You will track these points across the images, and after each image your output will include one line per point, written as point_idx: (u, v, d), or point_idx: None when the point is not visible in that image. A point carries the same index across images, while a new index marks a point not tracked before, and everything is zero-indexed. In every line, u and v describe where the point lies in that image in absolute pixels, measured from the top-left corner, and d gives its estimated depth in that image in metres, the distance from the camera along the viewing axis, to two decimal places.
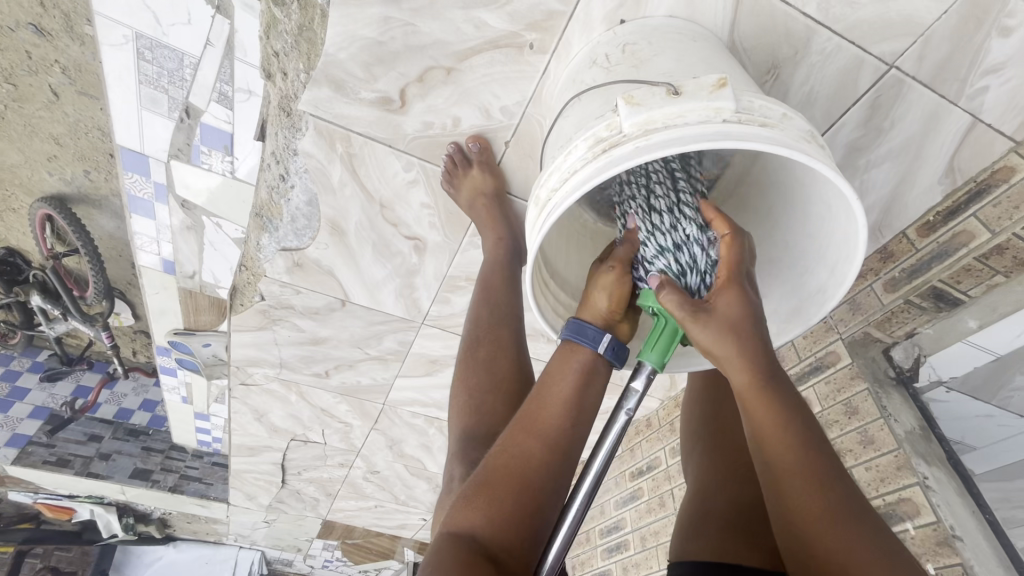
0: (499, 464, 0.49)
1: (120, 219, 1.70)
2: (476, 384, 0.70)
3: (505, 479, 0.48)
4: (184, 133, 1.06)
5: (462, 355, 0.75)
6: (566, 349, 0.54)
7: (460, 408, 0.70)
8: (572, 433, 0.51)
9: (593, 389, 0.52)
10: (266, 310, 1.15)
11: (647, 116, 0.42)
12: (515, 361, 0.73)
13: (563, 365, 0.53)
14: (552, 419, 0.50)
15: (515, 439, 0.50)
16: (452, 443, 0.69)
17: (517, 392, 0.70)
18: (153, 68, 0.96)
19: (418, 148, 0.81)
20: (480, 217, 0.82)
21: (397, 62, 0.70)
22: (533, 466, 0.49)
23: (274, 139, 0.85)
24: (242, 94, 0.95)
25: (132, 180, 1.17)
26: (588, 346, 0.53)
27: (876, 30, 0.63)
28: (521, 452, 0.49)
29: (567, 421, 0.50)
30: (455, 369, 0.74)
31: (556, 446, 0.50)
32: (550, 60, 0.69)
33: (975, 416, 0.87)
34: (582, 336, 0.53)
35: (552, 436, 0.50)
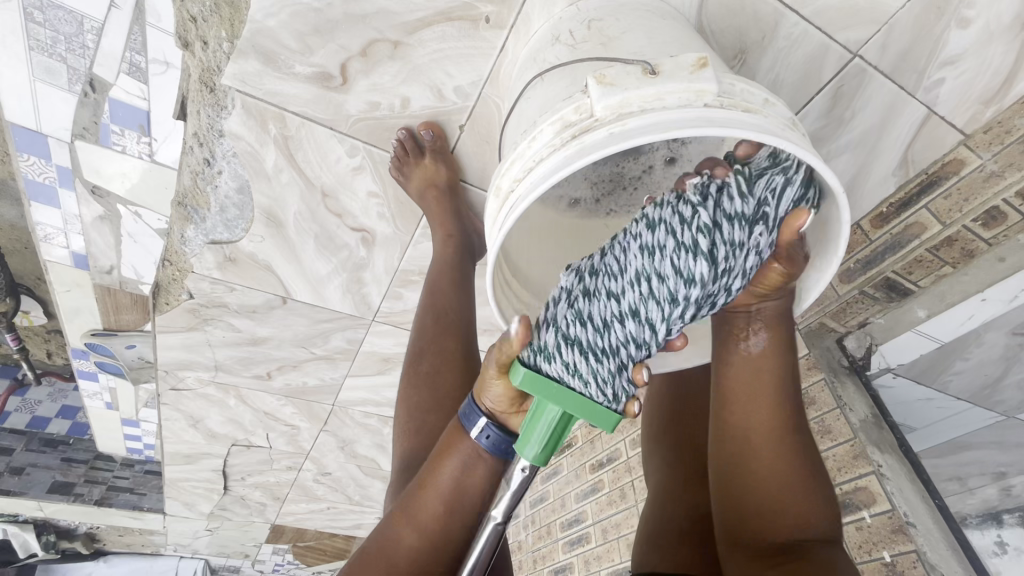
0: (375, 544, 0.50)
1: (20, 206, 1.49)
2: (417, 403, 0.66)
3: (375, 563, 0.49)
4: (89, 109, 0.92)
5: (406, 371, 0.70)
6: (456, 426, 0.50)
7: (404, 428, 0.66)
8: (442, 523, 0.48)
9: (478, 476, 0.49)
10: (196, 309, 1.04)
11: (622, 98, 0.37)
12: (461, 371, 0.68)
13: (447, 449, 0.50)
14: (426, 505, 0.49)
15: (393, 521, 0.50)
16: (394, 468, 0.65)
17: (463, 407, 0.65)
18: (46, 32, 0.82)
19: (362, 131, 0.73)
20: (429, 210, 0.77)
21: (337, 32, 0.62)
22: (401, 551, 0.48)
23: (195, 118, 0.75)
24: (158, 66, 0.85)
25: (30, 164, 1.01)
26: (467, 435, 0.49)
27: (842, 16, 0.62)
28: (392, 534, 0.49)
29: (440, 510, 0.48)
30: (399, 386, 0.69)
31: (425, 539, 0.48)
32: (507, 36, 0.63)
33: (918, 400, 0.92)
34: (466, 420, 0.49)
35: (423, 521, 0.49)
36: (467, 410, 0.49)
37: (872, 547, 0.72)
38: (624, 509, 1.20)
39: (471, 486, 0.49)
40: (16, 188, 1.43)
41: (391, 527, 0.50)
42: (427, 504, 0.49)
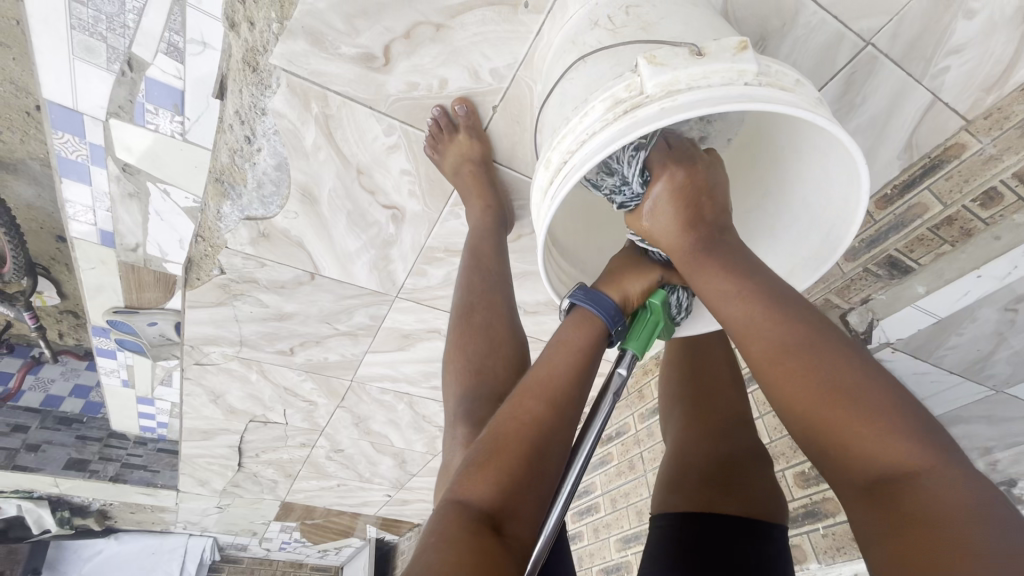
0: (502, 429, 0.47)
1: (40, 185, 1.51)
2: (475, 350, 0.66)
3: (513, 442, 0.46)
4: (126, 88, 0.95)
5: (456, 322, 0.70)
6: (580, 317, 0.56)
7: (460, 372, 0.66)
8: (573, 406, 0.50)
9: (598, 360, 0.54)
10: (226, 285, 1.08)
11: (672, 77, 0.42)
12: (513, 325, 0.69)
13: (572, 336, 0.54)
14: (557, 383, 0.50)
15: (519, 402, 0.49)
16: (452, 411, 0.64)
17: (518, 356, 0.66)
18: (88, 12, 0.85)
19: (400, 111, 0.77)
20: (464, 185, 0.80)
21: (383, 15, 0.66)
22: (537, 428, 0.47)
23: (238, 96, 0.78)
24: (195, 46, 0.88)
25: (63, 141, 1.04)
26: (603, 317, 0.55)
27: (858, 6, 0.66)
28: (524, 414, 0.48)
29: (571, 387, 0.50)
30: (450, 337, 0.69)
31: (561, 420, 0.49)
32: (544, 20, 0.66)
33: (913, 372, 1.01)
34: (597, 302, 0.56)
35: (558, 398, 0.49)
36: (602, 295, 0.56)
37: None
38: (634, 479, 1.25)
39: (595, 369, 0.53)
40: (36, 168, 1.45)
41: (511, 408, 0.49)
42: (555, 383, 0.50)
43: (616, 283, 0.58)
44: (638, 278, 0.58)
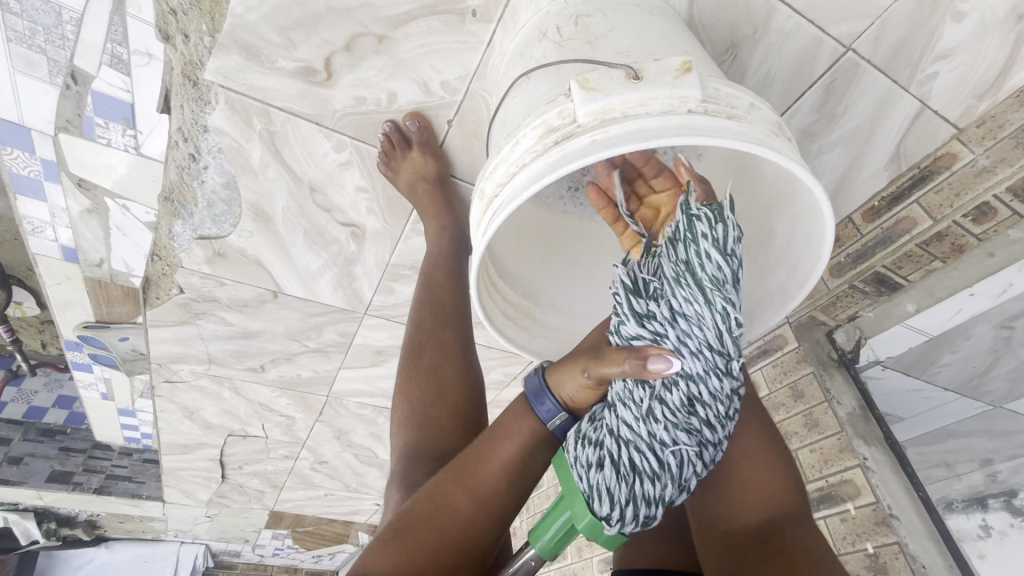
0: (423, 512, 0.45)
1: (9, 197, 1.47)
2: (420, 397, 0.61)
3: (428, 532, 0.44)
4: (72, 102, 0.90)
5: (405, 362, 0.66)
6: (522, 405, 0.50)
7: (403, 421, 0.61)
8: (503, 500, 0.47)
9: (538, 460, 0.49)
10: (187, 304, 1.04)
11: (605, 104, 0.37)
12: (463, 366, 0.64)
13: (515, 422, 0.49)
14: (488, 475, 0.47)
15: (446, 487, 0.47)
16: (394, 462, 0.60)
17: (465, 402, 0.61)
18: (24, 24, 0.80)
19: (349, 127, 0.72)
20: (421, 203, 0.76)
21: (320, 26, 0.61)
22: (457, 520, 0.45)
23: (179, 113, 0.73)
24: (140, 58, 0.83)
25: (13, 157, 1.00)
26: (538, 416, 0.48)
27: (836, 10, 0.61)
28: (449, 503, 0.46)
29: (504, 482, 0.47)
30: (397, 379, 0.65)
31: (472, 524, 0.46)
32: (494, 30, 0.61)
33: (907, 390, 0.94)
34: (537, 400, 0.49)
35: (484, 496, 0.46)
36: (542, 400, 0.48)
37: (856, 539, 0.75)
38: None
39: (532, 467, 0.49)
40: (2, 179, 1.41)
41: (440, 491, 0.47)
42: (489, 476, 0.47)
43: (562, 371, 0.48)
44: (574, 373, 0.46)
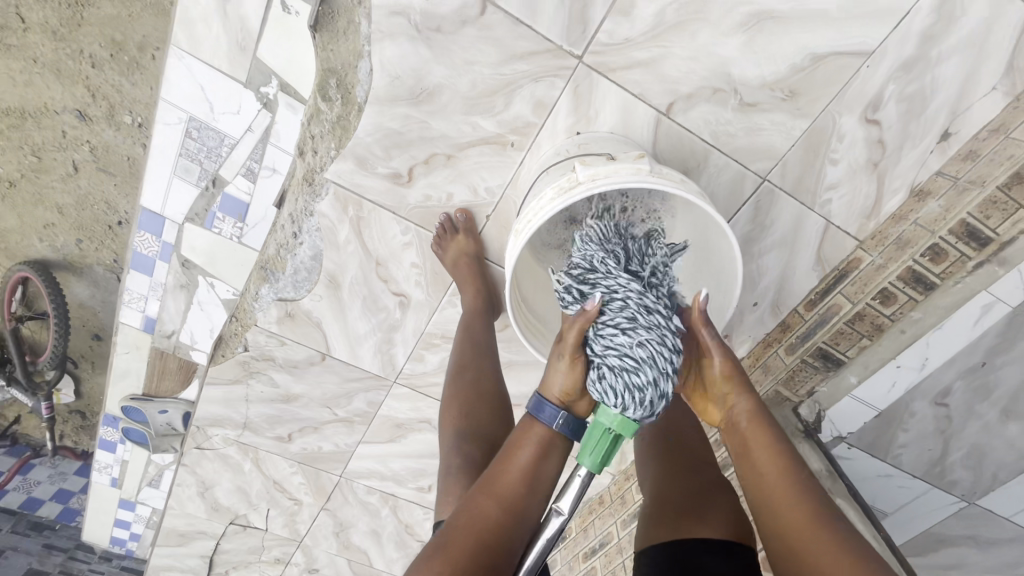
0: (462, 521, 0.58)
1: (96, 287, 1.82)
2: (467, 400, 0.84)
3: (464, 536, 0.57)
4: (205, 199, 1.22)
5: (453, 379, 0.89)
6: (529, 421, 0.64)
7: (453, 417, 0.83)
8: (524, 504, 0.60)
9: (550, 463, 0.63)
10: (246, 362, 1.22)
11: (594, 170, 0.65)
12: (498, 386, 0.87)
13: (526, 431, 0.64)
14: (511, 483, 0.61)
15: (478, 501, 0.60)
16: (446, 445, 0.80)
17: (499, 406, 0.84)
18: (195, 145, 1.15)
19: (416, 215, 1.00)
20: (461, 274, 0.99)
21: (411, 147, 0.93)
22: (490, 522, 0.58)
23: (294, 203, 1.03)
24: (266, 172, 1.17)
25: (142, 238, 1.28)
26: (544, 424, 0.63)
27: (751, 154, 0.92)
28: (479, 511, 0.59)
29: (525, 491, 0.61)
30: (448, 391, 0.88)
31: (498, 523, 0.58)
32: (525, 154, 0.92)
33: (878, 476, 1.03)
34: (541, 412, 0.64)
35: (512, 502, 0.60)
36: (545, 407, 0.64)
37: None
38: None
39: (546, 471, 0.62)
40: (99, 272, 1.80)
41: (473, 502, 0.60)
42: (508, 485, 0.61)
43: (551, 388, 0.66)
44: (562, 372, 0.65)
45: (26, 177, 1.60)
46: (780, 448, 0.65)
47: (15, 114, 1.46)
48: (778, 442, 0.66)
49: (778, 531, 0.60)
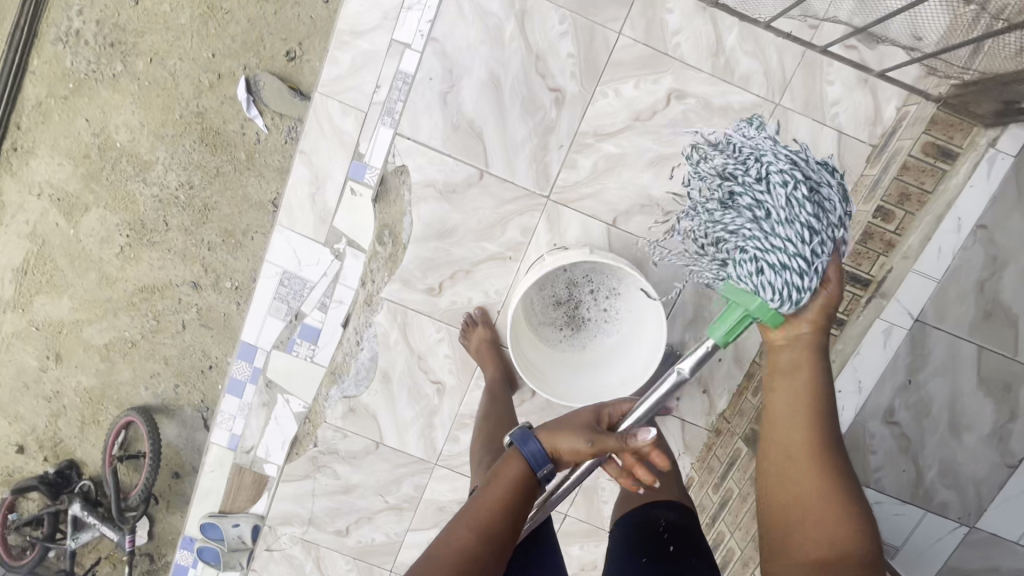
0: (445, 551, 0.66)
1: (183, 427, 2.19)
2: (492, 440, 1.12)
3: (447, 558, 0.65)
4: (289, 329, 1.61)
5: (481, 429, 1.17)
6: (513, 454, 0.78)
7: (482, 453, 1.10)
8: (495, 526, 0.70)
9: (523, 491, 0.75)
10: (315, 457, 1.49)
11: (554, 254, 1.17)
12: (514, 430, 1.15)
13: (502, 471, 0.76)
14: (485, 512, 0.71)
15: (457, 533, 0.69)
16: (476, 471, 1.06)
17: None
18: (286, 290, 1.58)
19: (446, 317, 1.36)
20: (481, 356, 1.30)
21: (440, 268, 1.32)
22: (467, 546, 0.67)
23: (357, 319, 1.40)
24: (336, 304, 1.57)
25: (238, 366, 1.66)
26: (527, 460, 0.76)
27: None
28: (459, 540, 0.68)
29: (499, 514, 0.72)
30: (478, 437, 1.16)
31: (476, 543, 0.68)
32: (520, 264, 1.30)
33: (869, 503, 1.24)
34: (523, 443, 0.77)
35: (485, 525, 0.70)
36: (533, 444, 0.77)
37: None
38: None
39: (516, 499, 0.74)
40: (189, 412, 2.18)
41: (448, 534, 0.69)
42: (485, 512, 0.72)
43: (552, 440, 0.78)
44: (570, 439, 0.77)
45: (146, 337, 2.10)
46: (849, 498, 0.63)
47: (149, 291, 2.05)
48: (810, 438, 0.67)
49: (783, 525, 0.65)
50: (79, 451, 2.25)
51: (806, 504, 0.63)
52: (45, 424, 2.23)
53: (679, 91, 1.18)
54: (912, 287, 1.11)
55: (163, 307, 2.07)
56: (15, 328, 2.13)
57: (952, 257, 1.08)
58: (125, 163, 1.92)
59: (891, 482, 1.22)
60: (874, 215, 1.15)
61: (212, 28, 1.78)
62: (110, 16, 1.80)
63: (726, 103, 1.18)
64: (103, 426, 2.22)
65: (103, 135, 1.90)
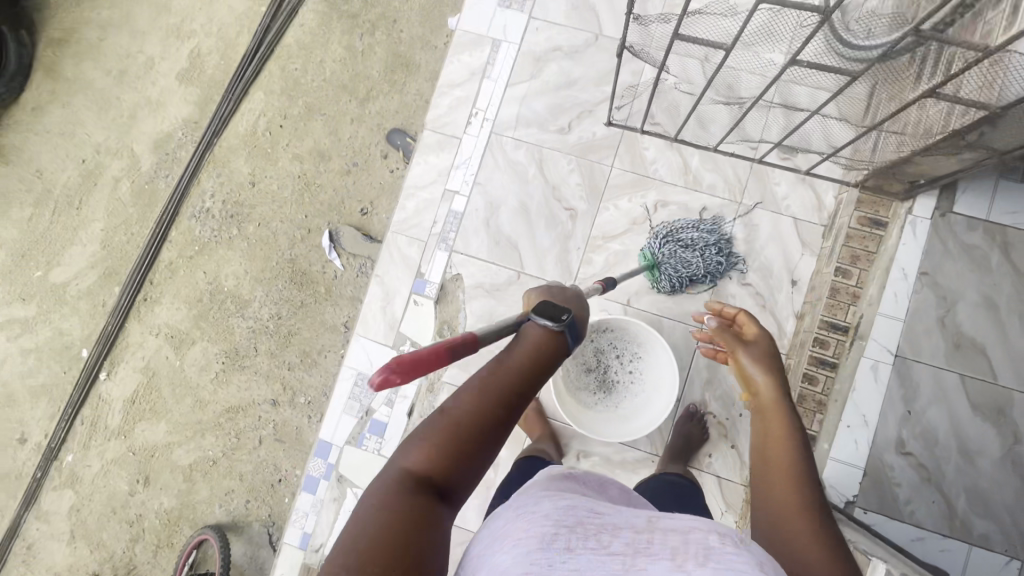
0: (450, 420, 0.68)
1: (250, 546, 2.29)
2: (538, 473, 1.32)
3: (457, 427, 0.68)
4: (360, 425, 1.86)
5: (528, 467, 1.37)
6: (539, 337, 0.80)
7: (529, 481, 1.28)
8: (509, 399, 0.72)
9: (536, 372, 0.77)
10: None
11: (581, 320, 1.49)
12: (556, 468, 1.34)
13: (517, 350, 0.78)
14: (501, 383, 0.73)
15: (467, 400, 0.70)
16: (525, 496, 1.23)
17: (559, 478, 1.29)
18: (359, 390, 1.87)
19: None
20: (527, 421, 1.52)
21: (489, 352, 1.62)
22: (475, 414, 0.69)
23: (422, 403, 1.68)
24: (402, 398, 1.83)
25: (314, 463, 1.88)
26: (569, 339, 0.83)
27: (686, 315, 1.54)
28: (470, 409, 0.69)
29: (515, 386, 0.73)
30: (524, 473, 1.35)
31: (486, 412, 0.70)
32: None
33: (913, 539, 1.28)
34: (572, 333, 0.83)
35: (493, 391, 0.72)
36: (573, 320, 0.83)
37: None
38: None
39: (532, 378, 0.75)
40: (256, 529, 2.30)
41: (459, 401, 0.71)
42: (499, 384, 0.73)
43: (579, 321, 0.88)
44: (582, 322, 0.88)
45: (227, 454, 2.35)
46: (815, 505, 0.80)
47: (235, 410, 2.35)
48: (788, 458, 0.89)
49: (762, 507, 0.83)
50: None
51: (776, 486, 0.85)
52: (124, 550, 2.37)
53: (663, 200, 1.57)
54: (883, 327, 1.33)
55: (245, 425, 2.34)
56: (115, 454, 2.41)
57: (908, 300, 1.33)
58: (229, 302, 2.38)
59: (926, 515, 1.29)
60: (836, 273, 1.41)
61: (307, 198, 2.35)
62: (231, 196, 2.40)
63: (700, 206, 1.56)
64: (175, 548, 2.35)
65: (216, 283, 2.39)
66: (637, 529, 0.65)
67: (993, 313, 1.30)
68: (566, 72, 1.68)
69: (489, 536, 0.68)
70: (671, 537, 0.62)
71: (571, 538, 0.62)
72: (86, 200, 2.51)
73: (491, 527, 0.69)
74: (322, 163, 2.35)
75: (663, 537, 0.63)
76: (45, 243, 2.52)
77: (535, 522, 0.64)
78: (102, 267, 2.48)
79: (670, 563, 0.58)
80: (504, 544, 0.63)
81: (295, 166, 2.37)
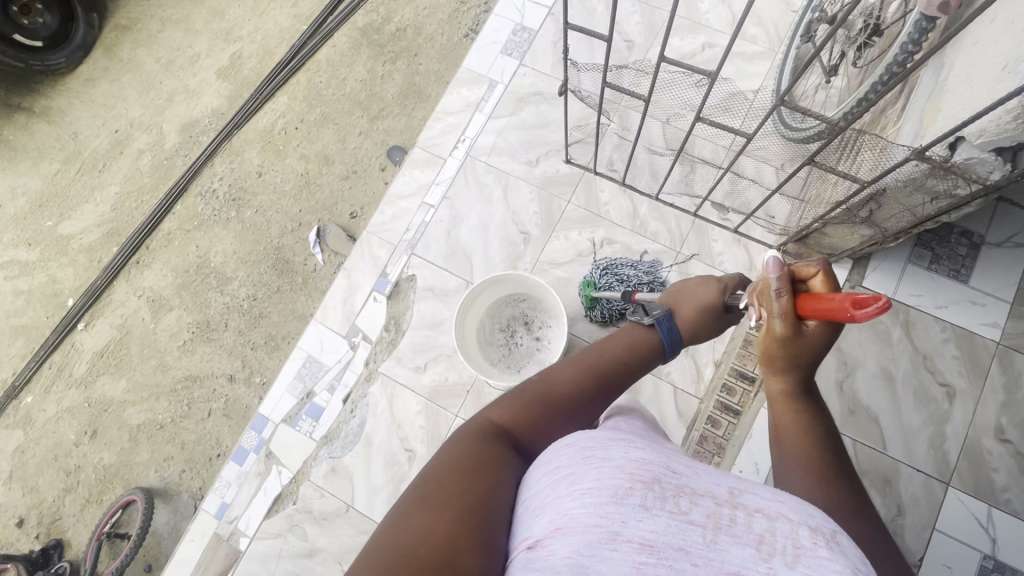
0: (533, 391, 0.78)
1: (174, 516, 2.30)
2: None
3: (534, 397, 0.77)
4: (299, 405, 1.87)
5: None
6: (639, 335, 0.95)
7: None
8: (583, 383, 0.81)
9: (622, 368, 0.87)
10: (292, 514, 1.72)
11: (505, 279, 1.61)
12: None
13: (606, 347, 0.90)
14: (580, 366, 0.84)
15: (551, 375, 0.81)
16: None
17: None
18: (306, 372, 1.89)
19: (427, 391, 1.72)
20: None
21: (427, 351, 1.75)
22: (557, 387, 0.79)
23: (356, 390, 1.80)
24: (345, 386, 1.83)
25: (249, 436, 1.90)
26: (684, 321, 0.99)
27: None
28: (552, 384, 0.79)
29: (595, 374, 0.83)
30: None
31: (565, 388, 0.79)
32: None
33: None
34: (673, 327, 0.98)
35: (581, 371, 0.83)
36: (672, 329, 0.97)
37: None
38: None
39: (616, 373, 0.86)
40: (184, 499, 2.31)
41: (543, 379, 0.80)
42: (576, 372, 0.83)
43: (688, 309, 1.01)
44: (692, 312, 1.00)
45: (175, 421, 2.40)
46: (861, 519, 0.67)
47: (193, 380, 2.43)
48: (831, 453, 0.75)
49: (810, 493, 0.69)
50: (70, 531, 2.36)
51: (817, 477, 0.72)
52: (54, 498, 2.40)
53: (608, 239, 1.71)
54: None
55: (198, 395, 2.41)
56: (71, 403, 2.49)
57: None
58: (212, 278, 2.53)
59: None
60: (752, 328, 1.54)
61: (304, 194, 2.54)
62: (237, 182, 2.60)
63: (642, 248, 1.68)
64: (102, 505, 2.37)
65: (205, 257, 2.55)
66: (722, 501, 0.49)
67: (890, 386, 1.38)
68: (543, 114, 1.87)
69: (545, 478, 0.57)
70: (761, 520, 0.47)
71: (644, 498, 0.49)
72: (110, 165, 2.74)
73: (547, 465, 0.59)
74: (324, 166, 2.56)
75: (749, 518, 0.47)
76: (63, 197, 2.73)
77: (603, 471, 0.51)
78: (107, 226, 2.67)
79: (755, 554, 0.44)
80: (565, 490, 0.52)
81: (300, 165, 2.58)
